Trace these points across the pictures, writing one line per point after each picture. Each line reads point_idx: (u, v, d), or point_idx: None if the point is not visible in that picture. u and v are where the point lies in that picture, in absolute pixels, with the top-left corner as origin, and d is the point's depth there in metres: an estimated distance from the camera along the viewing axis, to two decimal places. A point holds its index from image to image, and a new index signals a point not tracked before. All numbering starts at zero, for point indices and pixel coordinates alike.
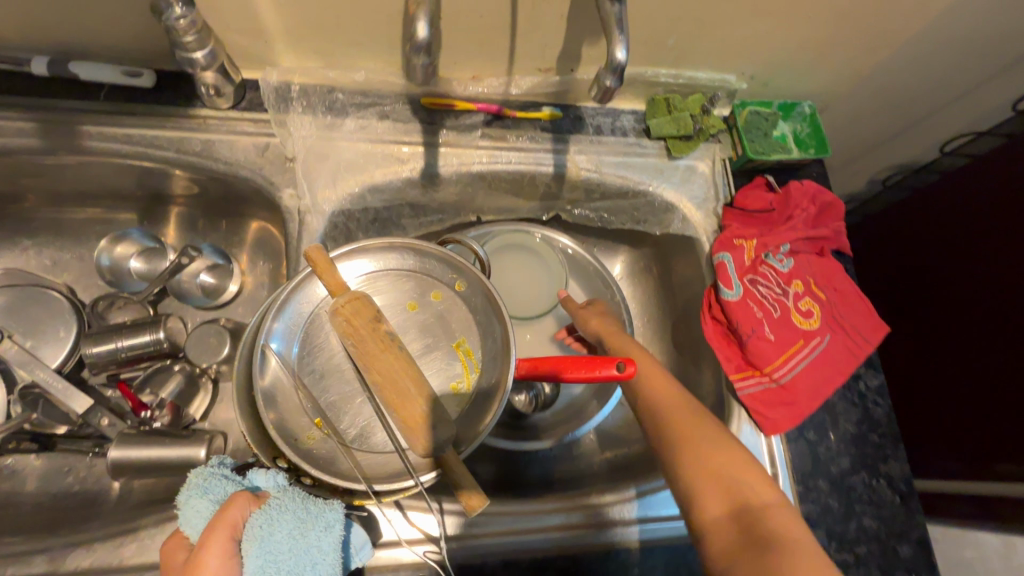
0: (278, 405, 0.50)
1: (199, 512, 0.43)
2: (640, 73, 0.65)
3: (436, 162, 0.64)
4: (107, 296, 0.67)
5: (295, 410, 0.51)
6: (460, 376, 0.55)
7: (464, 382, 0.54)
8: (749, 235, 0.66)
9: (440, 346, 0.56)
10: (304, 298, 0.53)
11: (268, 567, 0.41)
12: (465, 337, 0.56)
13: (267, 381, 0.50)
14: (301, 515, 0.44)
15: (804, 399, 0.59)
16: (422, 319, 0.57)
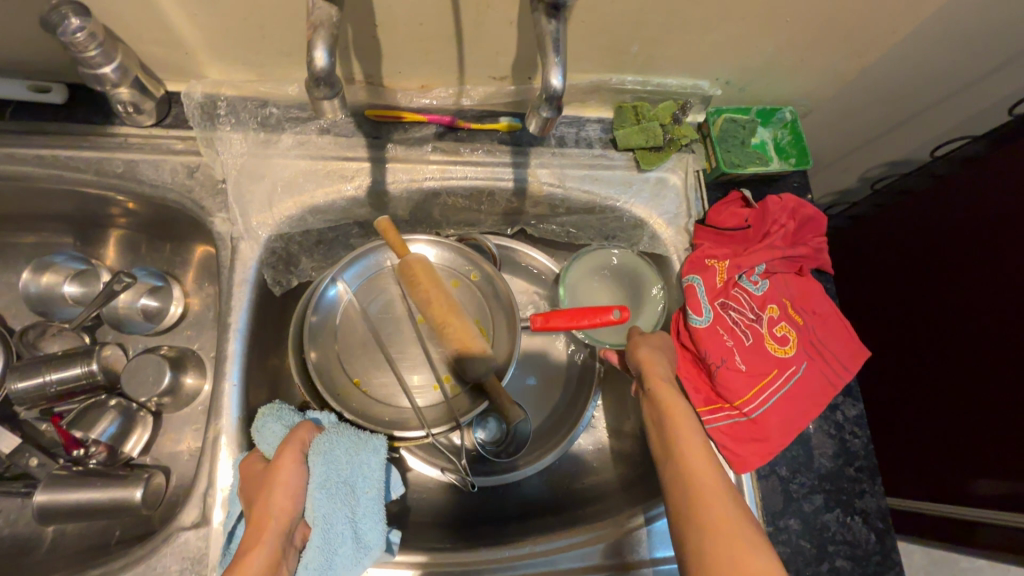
0: (323, 358, 0.59)
1: (274, 433, 0.49)
2: (605, 81, 0.60)
3: (383, 179, 0.59)
4: (37, 324, 0.62)
5: (336, 366, 0.59)
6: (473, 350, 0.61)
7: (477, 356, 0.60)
8: (721, 255, 0.62)
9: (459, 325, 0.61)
10: (355, 271, 0.62)
11: (331, 474, 0.48)
12: (479, 319, 0.61)
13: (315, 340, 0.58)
14: (355, 437, 0.51)
15: (775, 434, 0.56)
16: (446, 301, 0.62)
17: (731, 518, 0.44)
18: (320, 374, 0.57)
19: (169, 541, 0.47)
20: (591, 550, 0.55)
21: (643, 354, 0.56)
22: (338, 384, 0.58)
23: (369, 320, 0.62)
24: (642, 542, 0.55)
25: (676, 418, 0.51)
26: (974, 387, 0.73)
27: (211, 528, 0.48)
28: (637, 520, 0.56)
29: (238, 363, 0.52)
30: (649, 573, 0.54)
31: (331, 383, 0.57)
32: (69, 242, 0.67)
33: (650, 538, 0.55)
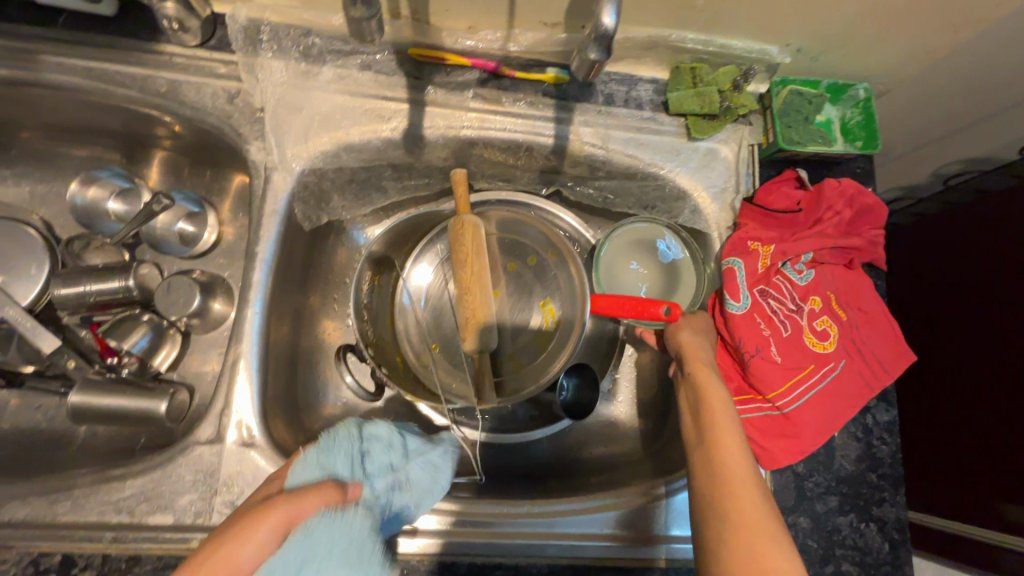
0: (408, 329, 0.63)
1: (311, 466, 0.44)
2: (663, 37, 0.56)
3: (420, 123, 0.57)
4: (82, 237, 0.66)
5: (417, 338, 0.63)
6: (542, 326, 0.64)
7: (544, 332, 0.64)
8: (767, 238, 0.58)
9: (531, 299, 0.65)
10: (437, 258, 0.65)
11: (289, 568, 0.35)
12: (550, 298, 0.64)
13: (402, 315, 0.63)
14: (354, 545, 0.39)
15: (808, 432, 0.53)
16: (520, 276, 0.65)
17: (760, 518, 0.42)
18: (405, 340, 0.63)
19: (185, 452, 0.48)
20: (600, 519, 0.52)
21: (684, 338, 0.53)
22: (418, 353, 0.63)
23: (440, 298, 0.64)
24: (659, 516, 0.53)
25: (716, 408, 0.48)
26: None
27: (229, 445, 0.49)
28: (657, 491, 0.54)
29: (262, 292, 0.53)
30: (664, 549, 0.52)
31: (408, 350, 0.62)
32: (115, 159, 0.68)
33: (667, 514, 0.53)
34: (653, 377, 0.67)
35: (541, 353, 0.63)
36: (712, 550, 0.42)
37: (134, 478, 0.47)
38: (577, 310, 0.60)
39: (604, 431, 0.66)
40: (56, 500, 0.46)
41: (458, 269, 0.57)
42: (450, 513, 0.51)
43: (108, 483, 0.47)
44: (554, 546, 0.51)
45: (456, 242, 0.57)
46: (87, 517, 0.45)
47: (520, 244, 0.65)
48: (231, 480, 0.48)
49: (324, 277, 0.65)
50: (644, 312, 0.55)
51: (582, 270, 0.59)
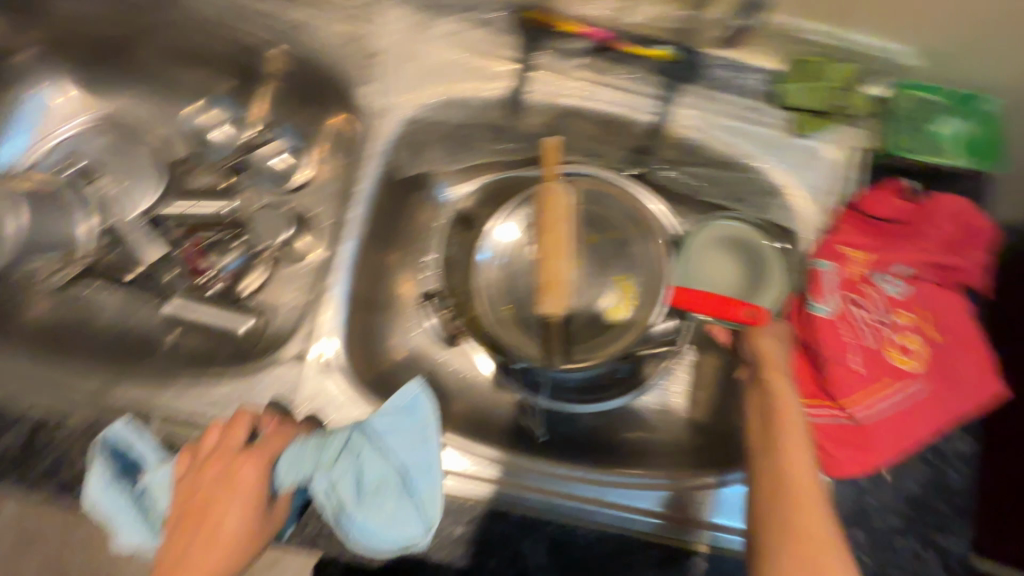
0: (490, 287, 0.65)
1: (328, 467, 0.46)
2: (784, 26, 0.55)
3: (525, 86, 0.58)
4: (192, 160, 0.70)
5: (493, 298, 0.65)
6: (618, 305, 0.63)
7: (620, 310, 0.63)
8: (863, 246, 0.56)
9: (609, 275, 0.64)
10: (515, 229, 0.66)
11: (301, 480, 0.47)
12: (630, 275, 0.64)
13: (485, 276, 0.65)
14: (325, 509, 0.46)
15: (883, 447, 0.52)
16: (601, 250, 0.65)
17: (823, 533, 0.39)
18: (488, 296, 0.65)
19: (274, 366, 0.51)
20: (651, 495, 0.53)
21: (764, 343, 0.52)
22: (494, 311, 0.64)
23: (516, 264, 0.65)
24: (706, 503, 0.53)
25: (784, 414, 0.46)
26: None
27: (312, 366, 0.52)
28: (708, 480, 0.54)
29: (358, 228, 0.56)
30: (707, 535, 0.52)
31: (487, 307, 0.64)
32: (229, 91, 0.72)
33: (714, 502, 0.53)
34: (715, 370, 0.66)
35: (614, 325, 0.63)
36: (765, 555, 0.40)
37: (228, 381, 0.51)
38: (661, 281, 0.61)
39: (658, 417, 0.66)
40: None
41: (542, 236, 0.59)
42: (492, 458, 0.54)
43: None
44: (603, 513, 0.52)
45: (540, 211, 0.60)
46: None
47: (606, 218, 0.65)
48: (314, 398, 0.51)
49: (407, 226, 0.67)
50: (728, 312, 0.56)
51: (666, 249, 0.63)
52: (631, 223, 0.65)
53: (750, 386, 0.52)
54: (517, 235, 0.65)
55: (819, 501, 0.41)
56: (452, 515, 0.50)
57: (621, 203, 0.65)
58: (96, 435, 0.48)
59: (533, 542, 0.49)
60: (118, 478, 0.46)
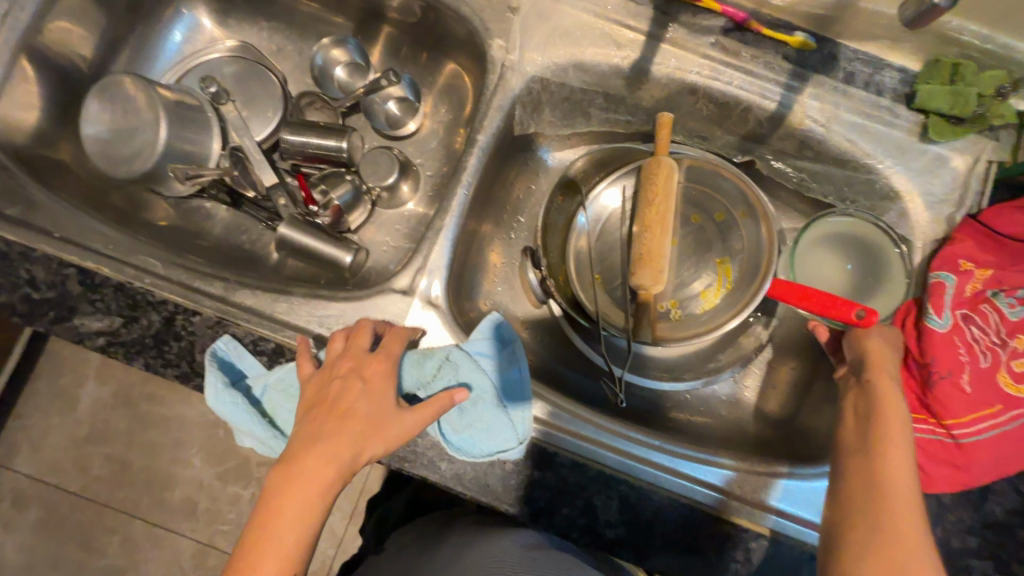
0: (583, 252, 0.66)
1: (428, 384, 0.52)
2: (937, 23, 0.53)
3: (652, 57, 0.58)
4: (310, 94, 0.74)
5: (584, 265, 0.66)
6: (710, 286, 0.64)
7: (712, 292, 0.64)
8: (984, 262, 0.54)
9: (706, 257, 0.65)
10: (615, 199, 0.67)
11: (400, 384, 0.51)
12: (728, 258, 0.64)
13: (580, 243, 0.67)
14: None
15: (979, 469, 0.51)
16: (701, 230, 0.65)
17: (918, 544, 0.38)
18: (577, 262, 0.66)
19: (380, 294, 0.54)
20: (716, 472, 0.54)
21: (873, 345, 0.50)
22: (585, 277, 0.66)
23: (610, 234, 0.66)
24: (769, 488, 0.53)
25: (889, 420, 0.44)
26: None
27: (416, 299, 0.54)
28: (780, 468, 0.54)
29: (472, 177, 0.57)
30: (772, 519, 0.52)
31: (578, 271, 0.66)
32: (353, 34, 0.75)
33: (783, 490, 0.53)
34: (794, 368, 0.65)
35: (706, 306, 0.63)
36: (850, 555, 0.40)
37: (338, 302, 0.53)
38: (762, 268, 0.59)
39: (729, 406, 0.66)
40: (275, 300, 0.53)
41: (644, 208, 0.59)
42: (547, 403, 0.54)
43: (316, 300, 0.53)
44: (675, 483, 0.52)
45: (645, 181, 0.59)
46: (297, 320, 0.52)
47: (713, 198, 0.65)
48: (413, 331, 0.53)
49: (506, 185, 0.69)
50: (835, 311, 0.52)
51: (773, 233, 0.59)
52: (736, 202, 0.63)
53: (850, 387, 0.49)
54: (619, 203, 0.67)
55: (918, 513, 0.39)
56: (530, 457, 0.51)
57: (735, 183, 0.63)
58: (220, 332, 0.51)
59: (606, 497, 0.50)
60: (230, 384, 0.49)
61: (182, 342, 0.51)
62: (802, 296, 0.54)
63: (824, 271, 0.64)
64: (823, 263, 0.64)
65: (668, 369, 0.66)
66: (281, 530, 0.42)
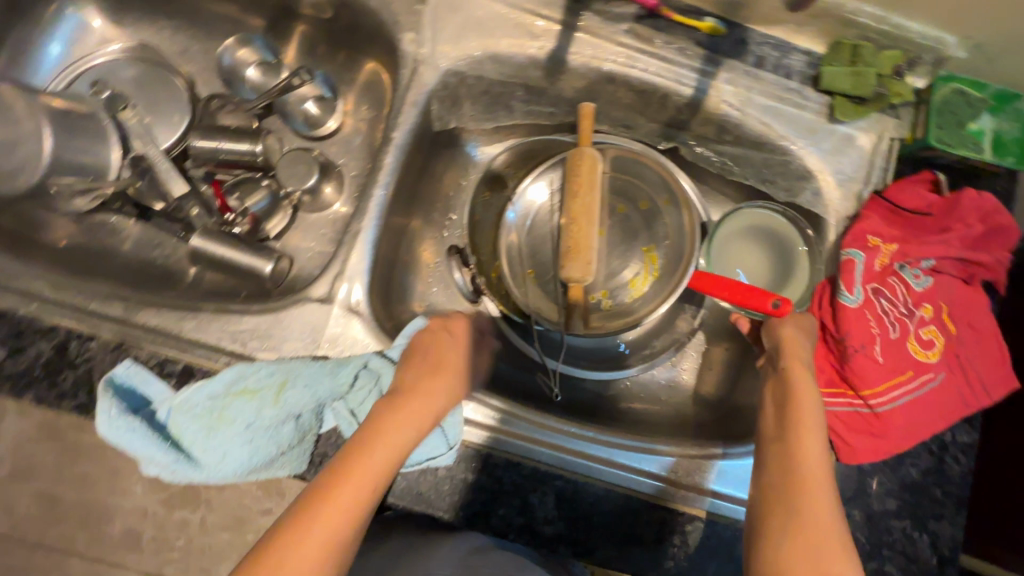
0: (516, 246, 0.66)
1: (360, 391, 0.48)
2: (837, 6, 0.54)
3: (567, 47, 0.58)
4: (221, 98, 0.69)
5: (517, 259, 0.66)
6: (639, 275, 0.66)
7: (641, 280, 0.65)
8: (889, 237, 0.57)
9: (634, 246, 0.66)
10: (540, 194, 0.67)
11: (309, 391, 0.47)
12: (655, 246, 0.66)
13: (512, 237, 0.66)
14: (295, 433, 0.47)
15: (896, 435, 0.53)
16: (627, 219, 0.66)
17: (831, 527, 0.39)
18: (509, 257, 0.65)
19: (298, 304, 0.52)
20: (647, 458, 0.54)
21: (786, 333, 0.51)
22: (517, 271, 0.65)
23: (540, 228, 0.67)
24: (708, 471, 0.54)
25: (803, 407, 0.45)
26: None
27: (336, 307, 0.52)
28: (713, 450, 0.55)
29: (390, 176, 0.56)
30: (707, 501, 0.53)
31: (511, 266, 0.65)
32: (264, 30, 0.71)
33: (717, 472, 0.54)
34: (727, 349, 0.67)
35: (635, 295, 0.65)
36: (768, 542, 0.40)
37: (252, 315, 0.51)
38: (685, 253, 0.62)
39: (667, 390, 0.67)
40: (182, 318, 0.50)
41: (570, 201, 0.58)
42: (494, 409, 0.53)
43: (227, 315, 0.51)
44: (611, 474, 0.52)
45: (569, 172, 0.59)
46: (207, 338, 0.50)
47: (637, 187, 0.66)
48: (334, 340, 0.51)
49: (433, 183, 0.67)
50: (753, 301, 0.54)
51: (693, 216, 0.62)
52: (659, 189, 0.65)
53: (769, 374, 0.51)
54: (546, 197, 0.67)
55: (829, 500, 0.40)
56: (464, 462, 0.51)
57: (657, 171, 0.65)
58: (123, 357, 0.48)
59: (542, 494, 0.50)
60: (128, 411, 0.44)
61: (77, 369, 0.47)
62: (723, 290, 0.55)
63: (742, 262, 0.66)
64: (740, 253, 0.66)
65: (606, 357, 0.67)
66: (338, 514, 0.37)
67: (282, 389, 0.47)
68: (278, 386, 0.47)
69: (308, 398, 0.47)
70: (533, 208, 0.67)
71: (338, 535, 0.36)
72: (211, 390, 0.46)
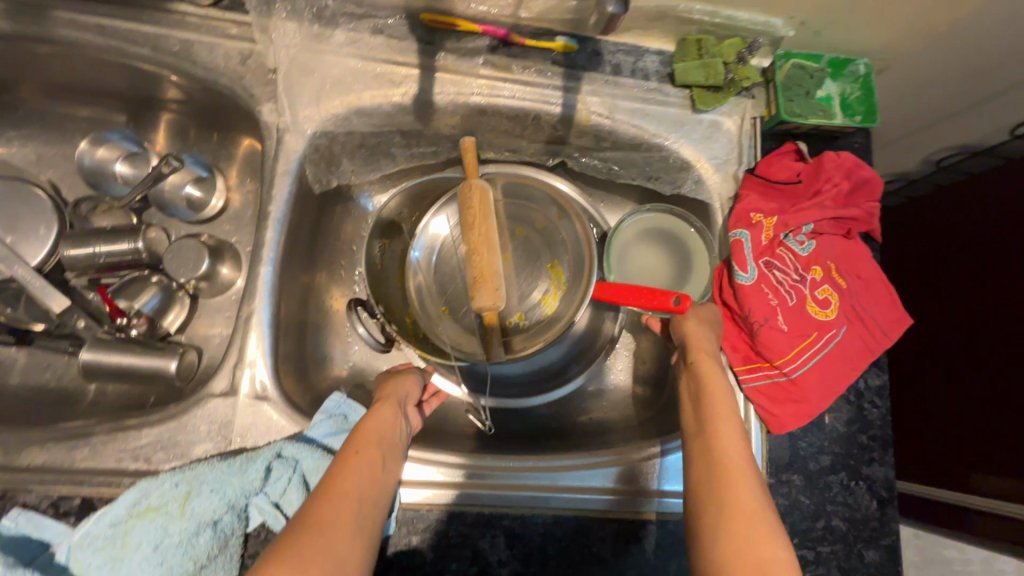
0: (423, 290, 0.66)
1: (279, 480, 0.46)
2: (671, 7, 0.57)
3: (430, 88, 0.58)
4: (90, 199, 0.65)
5: (428, 299, 0.66)
6: (549, 291, 0.67)
7: (552, 296, 0.66)
8: (769, 210, 0.60)
9: (540, 265, 0.67)
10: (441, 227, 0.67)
11: (217, 495, 0.44)
12: (558, 261, 0.67)
13: (418, 279, 0.66)
14: (214, 542, 0.44)
15: (814, 396, 0.56)
16: (526, 241, 0.67)
17: (759, 510, 0.40)
18: (417, 300, 0.66)
19: (200, 404, 0.50)
20: (588, 473, 0.53)
21: (690, 327, 0.53)
22: (430, 312, 0.66)
23: (447, 265, 0.67)
24: (653, 473, 0.54)
25: (716, 400, 0.47)
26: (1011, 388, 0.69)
27: (242, 397, 0.50)
28: (652, 450, 0.55)
29: (275, 251, 0.54)
30: (656, 503, 0.53)
31: (423, 308, 0.66)
32: (123, 122, 0.68)
33: (659, 471, 0.54)
34: (652, 343, 0.68)
35: (548, 312, 0.66)
36: (707, 540, 0.40)
37: (151, 427, 0.48)
38: (585, 262, 0.63)
39: (605, 396, 0.68)
40: (73, 447, 0.47)
41: (466, 233, 0.57)
42: (460, 466, 0.53)
43: (124, 433, 0.48)
44: (559, 498, 0.52)
45: (462, 203, 0.57)
46: (106, 464, 0.47)
47: (530, 210, 0.68)
48: (245, 433, 0.49)
49: (332, 242, 0.66)
50: (653, 303, 0.55)
51: (585, 226, 0.62)
52: (548, 207, 0.66)
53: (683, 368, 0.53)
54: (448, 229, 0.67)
55: (753, 483, 0.41)
56: (407, 525, 0.50)
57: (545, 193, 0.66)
58: (11, 506, 0.45)
59: (492, 537, 0.50)
60: (17, 564, 0.40)
61: None
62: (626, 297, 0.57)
63: (642, 261, 0.65)
64: (637, 254, 0.65)
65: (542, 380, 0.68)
66: (349, 496, 0.39)
67: (187, 499, 0.44)
68: (183, 496, 0.44)
69: (217, 503, 0.44)
70: (437, 241, 0.67)
71: (349, 513, 0.38)
72: (113, 516, 0.43)
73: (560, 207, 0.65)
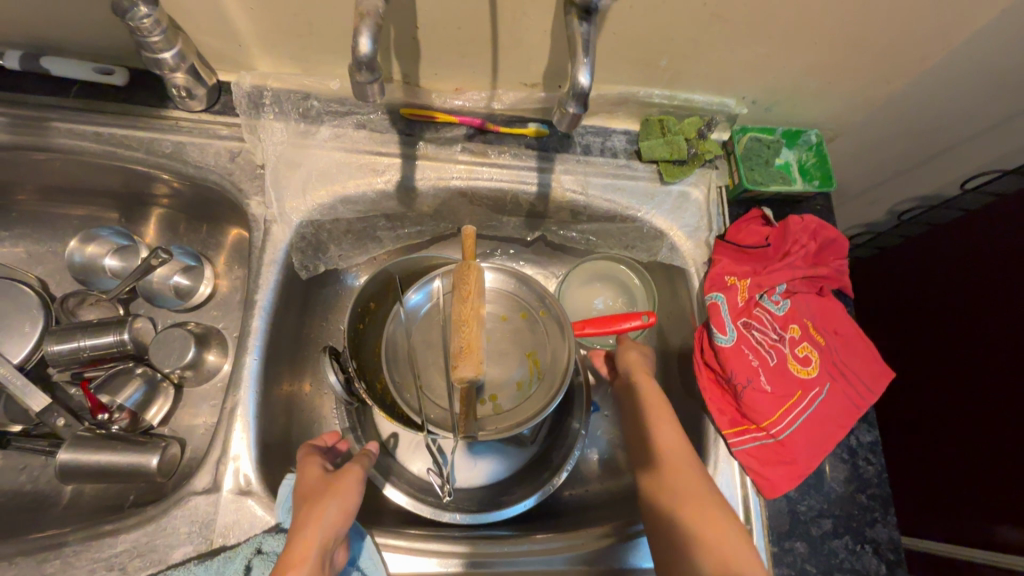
0: (396, 352, 0.62)
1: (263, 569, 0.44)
2: (633, 93, 0.62)
3: (412, 175, 0.61)
4: (77, 292, 0.66)
5: (400, 363, 0.61)
6: (524, 378, 0.63)
7: (526, 383, 0.62)
8: (742, 272, 0.61)
9: (516, 352, 0.64)
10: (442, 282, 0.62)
11: None
12: (536, 350, 0.64)
13: (393, 333, 0.62)
14: None
15: (805, 457, 0.55)
16: (508, 329, 0.64)
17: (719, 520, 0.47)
18: (390, 361, 0.61)
19: (180, 504, 0.48)
20: (574, 554, 0.52)
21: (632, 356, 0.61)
22: (400, 380, 0.60)
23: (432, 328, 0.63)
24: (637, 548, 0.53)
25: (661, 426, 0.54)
26: (1012, 437, 0.68)
27: (224, 493, 0.49)
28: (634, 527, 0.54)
29: (260, 339, 0.55)
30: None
31: (397, 368, 0.61)
32: (114, 218, 0.71)
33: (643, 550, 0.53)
34: None
35: (523, 396, 0.62)
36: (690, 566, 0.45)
37: (127, 533, 0.47)
38: (562, 355, 0.61)
39: (599, 466, 0.66)
40: (44, 559, 0.45)
41: (457, 307, 0.54)
42: (460, 556, 0.52)
43: (100, 539, 0.46)
44: None
45: (457, 281, 0.55)
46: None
47: (515, 297, 0.65)
48: (227, 532, 0.48)
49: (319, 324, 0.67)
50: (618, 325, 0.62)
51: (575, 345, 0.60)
52: (533, 303, 0.64)
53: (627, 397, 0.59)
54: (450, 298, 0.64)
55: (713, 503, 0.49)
56: None
57: (531, 285, 0.64)
58: None
59: None
60: None
61: None
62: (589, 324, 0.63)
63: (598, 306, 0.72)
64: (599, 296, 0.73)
65: (528, 475, 0.65)
66: None
67: None
68: None
69: None
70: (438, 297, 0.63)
71: None
72: None
73: (541, 295, 0.63)
